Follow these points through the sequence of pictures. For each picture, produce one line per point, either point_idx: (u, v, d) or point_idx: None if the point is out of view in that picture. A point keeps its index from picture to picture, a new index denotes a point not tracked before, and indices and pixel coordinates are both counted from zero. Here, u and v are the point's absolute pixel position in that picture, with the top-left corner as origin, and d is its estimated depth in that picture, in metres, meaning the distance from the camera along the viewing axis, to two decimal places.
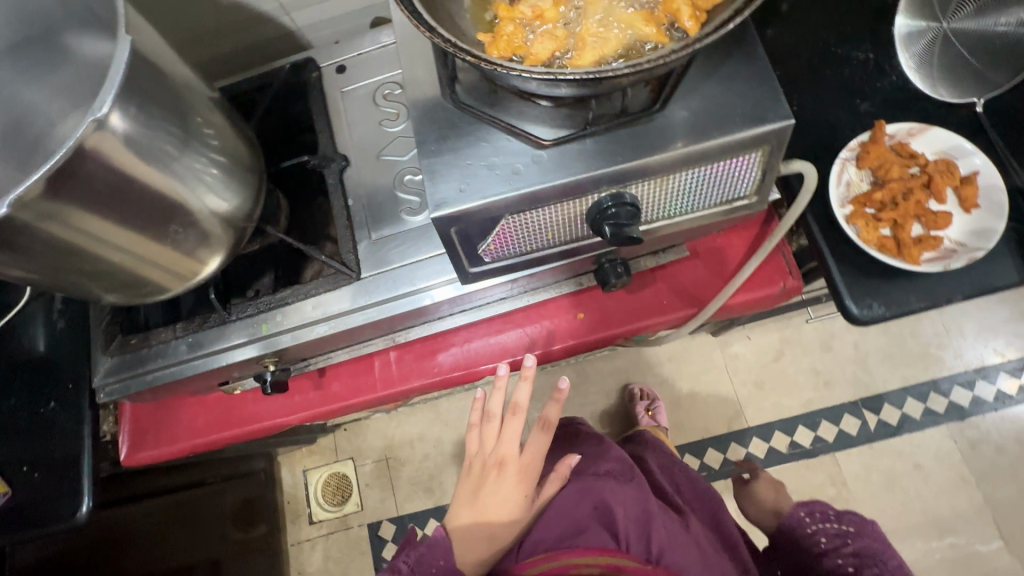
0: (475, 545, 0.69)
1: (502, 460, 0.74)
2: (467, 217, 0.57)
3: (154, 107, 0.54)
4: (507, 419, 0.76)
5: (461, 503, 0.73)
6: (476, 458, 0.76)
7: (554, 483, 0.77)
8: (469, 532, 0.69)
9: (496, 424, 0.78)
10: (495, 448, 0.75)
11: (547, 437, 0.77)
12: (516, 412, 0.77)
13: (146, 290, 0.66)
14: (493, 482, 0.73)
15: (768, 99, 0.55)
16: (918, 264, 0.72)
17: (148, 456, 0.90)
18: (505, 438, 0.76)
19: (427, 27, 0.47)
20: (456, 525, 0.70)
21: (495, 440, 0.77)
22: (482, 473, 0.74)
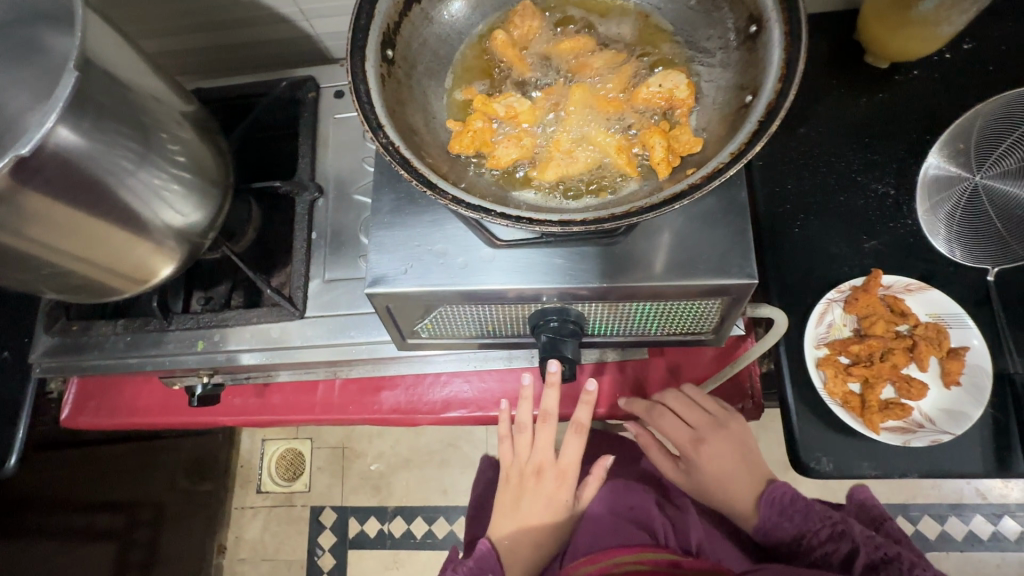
0: (525, 554, 0.71)
1: (539, 468, 0.73)
2: (402, 299, 0.55)
3: (114, 125, 0.53)
4: (539, 427, 0.73)
5: (503, 514, 0.73)
6: (511, 468, 0.75)
7: (592, 486, 0.76)
8: (518, 540, 0.71)
9: (528, 433, 0.74)
10: (531, 456, 0.74)
11: (581, 440, 0.73)
12: (548, 420, 0.72)
13: (91, 294, 0.65)
14: (532, 490, 0.73)
15: (736, 253, 0.52)
16: (877, 431, 0.68)
17: (86, 422, 0.92)
18: (541, 444, 0.73)
19: (375, 124, 0.43)
20: (503, 533, 0.72)
21: (529, 447, 0.74)
22: (521, 481, 0.74)
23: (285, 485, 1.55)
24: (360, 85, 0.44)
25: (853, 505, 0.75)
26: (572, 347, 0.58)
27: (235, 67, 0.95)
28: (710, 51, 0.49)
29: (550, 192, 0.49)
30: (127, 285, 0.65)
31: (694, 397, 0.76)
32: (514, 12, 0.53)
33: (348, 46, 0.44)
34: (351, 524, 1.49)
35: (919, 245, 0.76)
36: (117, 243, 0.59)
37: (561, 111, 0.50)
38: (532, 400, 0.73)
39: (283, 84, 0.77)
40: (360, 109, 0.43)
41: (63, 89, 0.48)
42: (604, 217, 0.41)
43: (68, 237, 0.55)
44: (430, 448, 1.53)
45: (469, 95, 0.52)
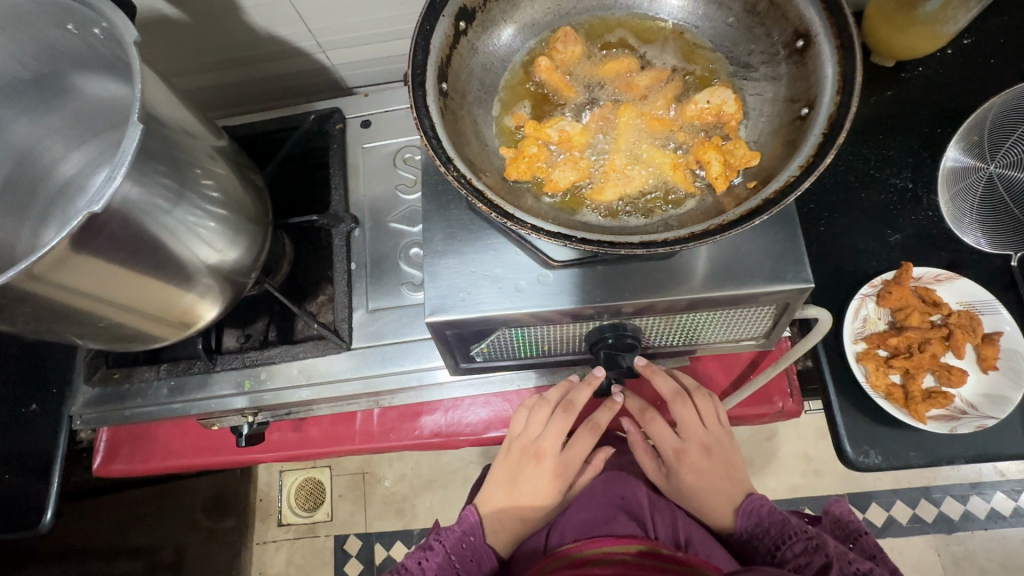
0: (508, 529, 0.73)
1: (540, 453, 0.74)
2: (462, 325, 0.56)
3: (161, 171, 0.53)
4: (558, 413, 0.73)
5: (493, 489, 0.75)
6: (515, 441, 0.76)
7: (587, 473, 0.79)
8: (504, 516, 0.73)
9: (545, 412, 0.74)
10: (538, 438, 0.74)
11: (591, 438, 0.76)
12: (569, 410, 0.73)
13: (137, 341, 0.64)
14: (531, 472, 0.74)
15: (789, 258, 0.53)
16: (924, 421, 0.69)
17: (119, 469, 0.90)
18: (551, 432, 0.74)
19: (444, 158, 0.44)
20: (491, 507, 0.74)
21: (540, 429, 0.75)
22: (520, 461, 0.75)
23: (307, 516, 1.52)
24: (424, 120, 0.44)
25: (829, 520, 0.68)
26: (629, 359, 0.60)
27: (249, 101, 0.95)
28: (754, 67, 0.51)
29: (608, 210, 0.50)
30: (167, 330, 0.65)
31: (700, 415, 0.74)
32: (556, 39, 0.54)
33: (409, 82, 0.45)
34: (377, 551, 1.47)
35: (941, 236, 0.78)
36: (166, 289, 0.59)
37: (612, 133, 0.51)
38: (565, 387, 0.75)
39: (311, 117, 0.77)
40: (428, 144, 0.43)
41: (129, 141, 0.49)
42: (676, 235, 0.42)
43: (123, 287, 0.54)
44: (452, 467, 1.53)
45: (518, 120, 0.53)
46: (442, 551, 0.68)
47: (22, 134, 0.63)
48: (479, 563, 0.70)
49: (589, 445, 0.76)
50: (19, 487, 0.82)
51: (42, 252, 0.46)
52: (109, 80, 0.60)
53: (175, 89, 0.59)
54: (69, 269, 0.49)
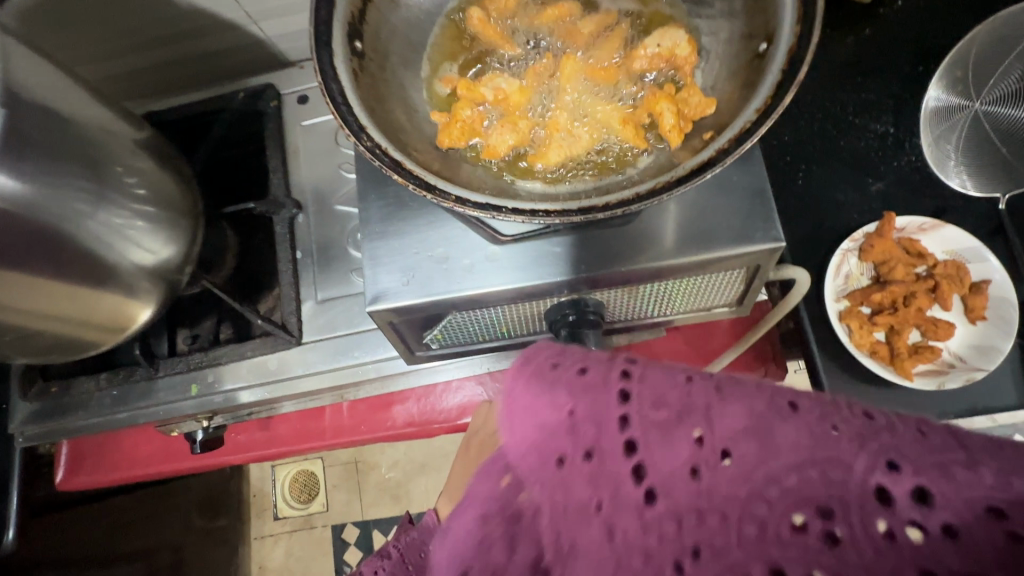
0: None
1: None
2: (408, 311, 0.51)
3: (53, 161, 0.47)
4: None
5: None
6: None
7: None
8: None
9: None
10: None
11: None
12: None
13: (63, 350, 0.59)
14: None
15: (759, 215, 0.49)
16: (909, 378, 0.66)
17: (84, 482, 0.86)
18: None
19: (356, 126, 0.38)
20: None
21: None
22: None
23: (302, 509, 1.51)
24: (331, 84, 0.39)
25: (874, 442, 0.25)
26: (594, 337, 0.55)
27: (184, 84, 0.88)
28: (708, 2, 0.45)
29: (555, 176, 0.45)
30: (96, 337, 0.60)
31: None
32: None
33: (312, 40, 0.39)
34: (375, 537, 1.46)
35: (926, 182, 0.74)
36: (86, 295, 0.54)
37: (554, 88, 0.46)
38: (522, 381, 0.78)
39: (241, 96, 0.71)
40: (335, 112, 0.38)
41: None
42: (623, 196, 0.37)
43: (29, 295, 0.50)
44: (444, 450, 1.50)
45: (451, 82, 0.48)
46: None
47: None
48: None
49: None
50: None
51: None
52: None
53: (75, 71, 0.53)
54: None
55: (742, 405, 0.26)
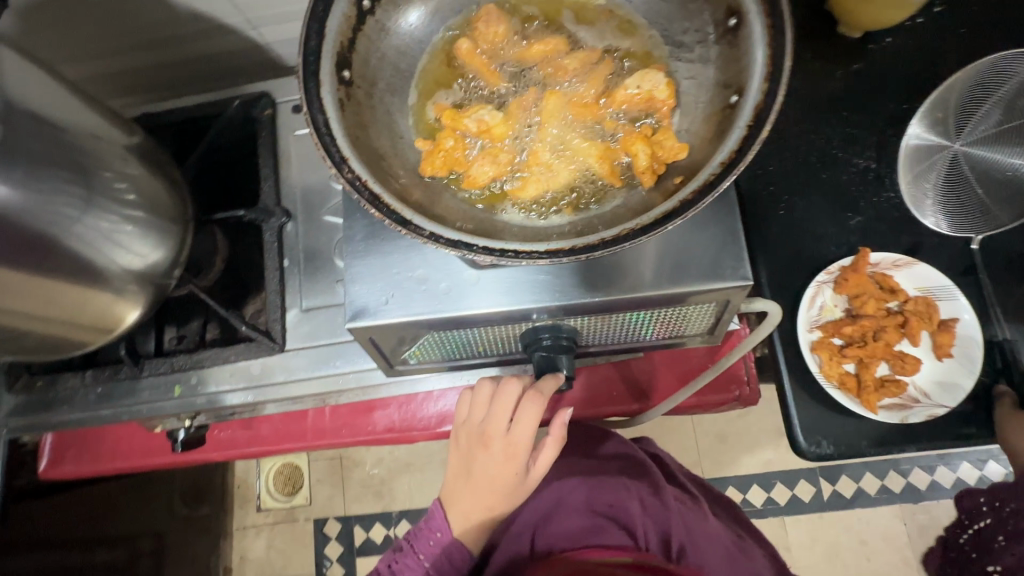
0: (474, 522, 0.71)
1: (487, 437, 0.69)
2: (386, 329, 0.53)
3: (42, 169, 0.48)
4: (497, 393, 0.70)
5: (454, 486, 0.72)
6: (462, 429, 0.73)
7: (550, 449, 0.72)
8: (469, 508, 0.71)
9: (489, 389, 0.70)
10: (482, 423, 0.70)
11: (538, 408, 0.67)
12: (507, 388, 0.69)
13: (49, 349, 0.60)
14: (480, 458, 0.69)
15: (729, 253, 0.50)
16: (874, 411, 0.69)
17: (68, 471, 0.88)
18: (494, 414, 0.69)
19: (338, 158, 0.40)
20: (454, 504, 0.72)
21: (485, 412, 0.71)
22: (470, 447, 0.71)
23: (286, 502, 1.52)
24: (316, 116, 0.40)
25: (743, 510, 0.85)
26: (567, 361, 0.57)
27: (181, 84, 0.89)
28: (688, 47, 0.47)
29: (534, 208, 0.46)
30: (82, 337, 0.61)
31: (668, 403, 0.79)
32: (479, 19, 0.50)
33: (298, 69, 0.41)
34: (356, 533, 1.48)
35: (904, 219, 0.75)
36: (76, 293, 0.55)
37: (536, 122, 0.47)
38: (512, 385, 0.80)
39: (236, 103, 0.71)
40: (319, 143, 0.39)
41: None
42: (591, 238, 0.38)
43: (24, 295, 0.51)
44: (429, 449, 1.52)
45: (437, 109, 0.49)
46: (411, 551, 0.75)
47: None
48: (450, 556, 0.73)
49: (537, 416, 0.67)
50: None
51: None
52: None
53: (70, 80, 0.54)
54: None
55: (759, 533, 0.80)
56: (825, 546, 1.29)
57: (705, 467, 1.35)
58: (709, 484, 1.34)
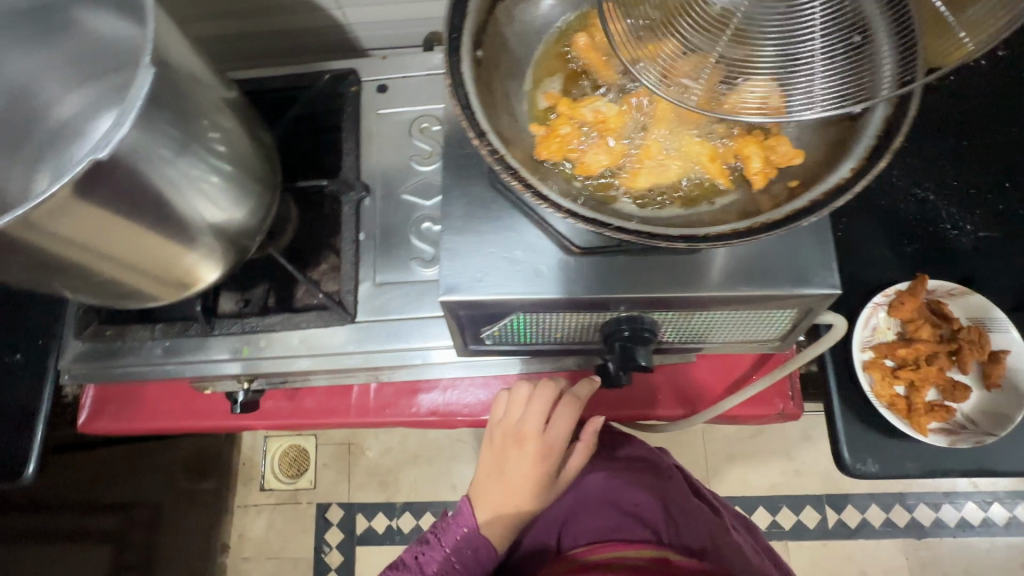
0: (502, 519, 0.74)
1: (523, 437, 0.74)
2: (476, 306, 0.54)
3: (169, 120, 0.49)
4: (534, 397, 0.75)
5: (484, 483, 0.75)
6: (497, 429, 0.76)
7: (578, 453, 0.78)
8: (499, 503, 0.73)
9: (525, 392, 0.76)
10: (517, 424, 0.74)
11: (572, 413, 0.75)
12: (546, 390, 0.75)
13: (133, 297, 0.61)
14: (514, 457, 0.74)
15: (818, 263, 0.52)
16: (924, 433, 0.70)
17: (105, 427, 0.88)
18: (530, 415, 0.74)
19: (478, 132, 0.42)
20: (485, 498, 0.74)
21: (521, 412, 0.75)
22: (504, 446, 0.75)
23: (290, 483, 1.51)
24: (459, 91, 0.42)
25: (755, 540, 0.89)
26: (644, 355, 0.58)
27: (255, 55, 0.90)
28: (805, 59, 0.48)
29: (646, 200, 0.47)
30: (166, 290, 0.62)
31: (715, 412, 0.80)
32: (596, 14, 0.52)
33: (444, 45, 0.43)
34: (359, 521, 1.47)
35: (956, 251, 0.77)
36: (168, 247, 0.56)
37: (649, 117, 0.49)
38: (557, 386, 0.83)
39: (326, 77, 0.73)
40: (464, 116, 0.41)
41: (141, 83, 0.47)
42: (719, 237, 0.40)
43: (127, 242, 0.52)
44: (439, 443, 1.52)
45: (549, 97, 0.51)
46: (438, 544, 0.75)
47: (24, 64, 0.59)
48: (476, 551, 0.73)
49: (571, 421, 0.74)
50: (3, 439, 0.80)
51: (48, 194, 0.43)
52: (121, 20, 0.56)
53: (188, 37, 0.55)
54: (71, 220, 0.46)
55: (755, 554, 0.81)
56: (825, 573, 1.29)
57: (712, 484, 1.36)
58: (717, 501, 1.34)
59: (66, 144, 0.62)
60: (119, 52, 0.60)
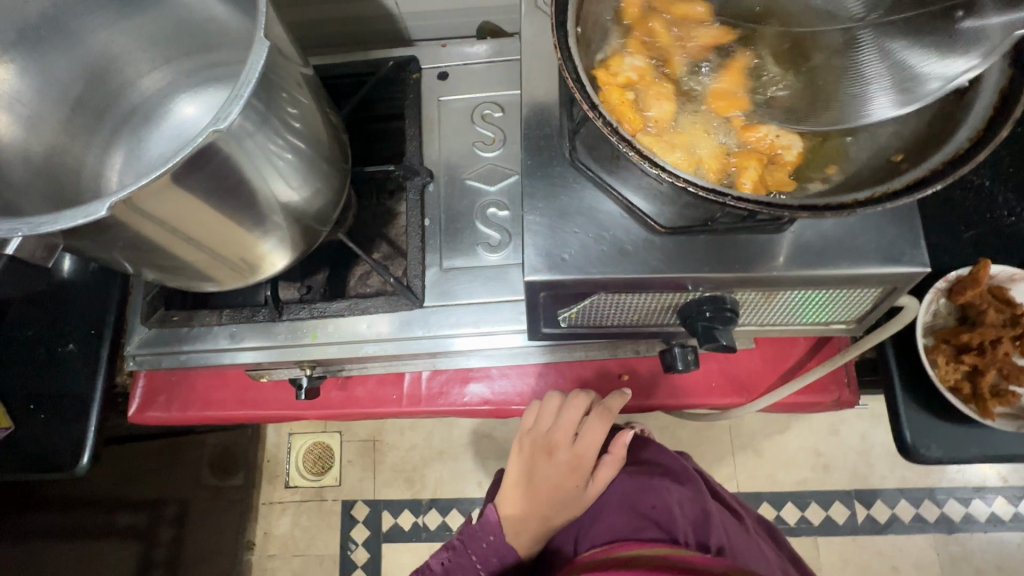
0: (529, 528, 0.71)
1: (553, 446, 0.72)
2: (560, 286, 0.54)
3: (269, 95, 0.49)
4: (566, 406, 0.74)
5: (511, 490, 0.73)
6: (527, 436, 0.74)
7: (610, 466, 0.73)
8: (525, 512, 0.71)
9: (557, 400, 0.75)
10: (548, 432, 0.73)
11: (604, 425, 0.73)
12: (580, 398, 0.74)
13: (208, 280, 0.61)
14: (544, 466, 0.72)
15: (906, 240, 0.52)
16: (991, 418, 0.70)
17: (156, 417, 0.87)
18: (563, 422, 0.73)
19: (589, 103, 0.43)
20: (510, 506, 0.72)
21: (551, 421, 0.74)
22: (533, 455, 0.73)
23: (315, 480, 1.49)
24: (569, 64, 0.44)
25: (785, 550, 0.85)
26: (727, 334, 0.56)
27: (301, 45, 0.90)
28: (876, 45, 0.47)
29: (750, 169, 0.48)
30: (237, 276, 0.62)
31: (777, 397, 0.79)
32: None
33: (552, 24, 0.45)
34: (384, 518, 1.45)
35: (1016, 236, 0.77)
36: (249, 232, 0.56)
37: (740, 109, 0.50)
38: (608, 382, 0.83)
39: (389, 63, 0.74)
40: (578, 89, 0.43)
41: (256, 59, 0.46)
42: (839, 210, 0.41)
43: (214, 225, 0.52)
44: (463, 441, 1.50)
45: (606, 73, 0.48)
46: (463, 550, 0.71)
47: (114, 44, 0.64)
48: (500, 558, 0.71)
49: (601, 434, 0.72)
50: (52, 428, 0.78)
51: (156, 173, 0.42)
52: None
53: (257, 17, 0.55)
54: (177, 196, 0.45)
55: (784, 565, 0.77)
56: (857, 569, 1.28)
57: (742, 480, 1.35)
58: (747, 496, 1.34)
59: (143, 128, 0.72)
60: (208, 37, 0.65)
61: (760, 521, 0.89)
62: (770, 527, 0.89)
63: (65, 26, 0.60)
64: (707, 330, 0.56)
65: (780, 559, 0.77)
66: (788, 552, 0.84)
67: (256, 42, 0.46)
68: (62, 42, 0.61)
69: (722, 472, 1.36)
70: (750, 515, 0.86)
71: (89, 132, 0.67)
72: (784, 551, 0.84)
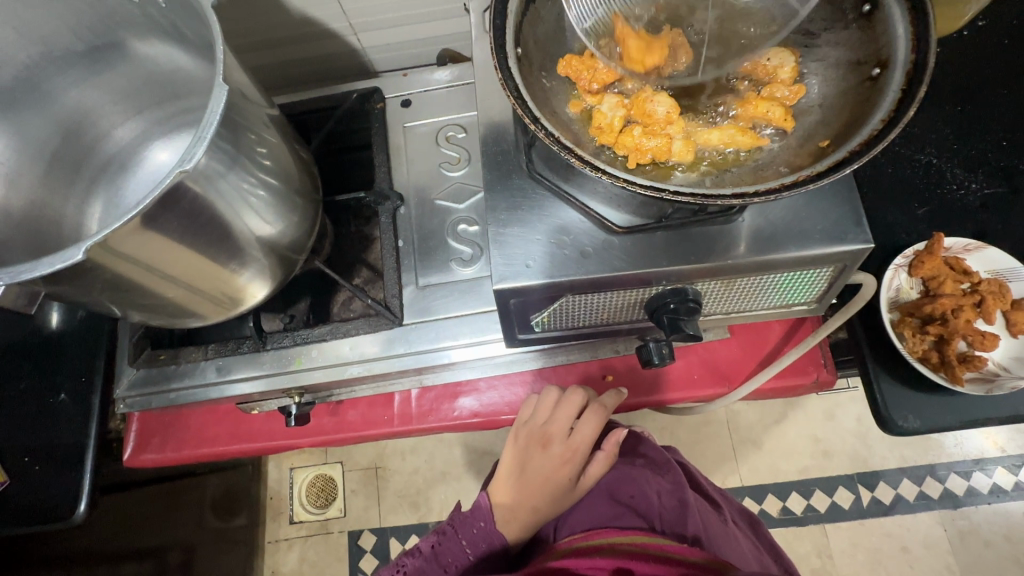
0: (520, 518, 0.71)
1: (548, 438, 0.74)
2: (527, 292, 0.57)
3: (235, 135, 0.52)
4: (565, 399, 0.77)
5: (504, 479, 0.74)
6: (522, 429, 0.77)
7: (601, 461, 0.76)
8: (516, 500, 0.72)
9: (553, 396, 0.78)
10: (545, 424, 0.75)
11: (599, 418, 0.76)
12: (576, 391, 0.77)
13: (187, 316, 0.63)
14: (538, 458, 0.73)
15: (849, 220, 0.55)
16: (961, 384, 0.72)
17: (151, 459, 0.88)
18: (558, 416, 0.75)
19: (531, 117, 0.47)
20: (501, 497, 0.73)
21: (548, 415, 0.77)
22: (528, 447, 0.75)
23: (319, 513, 1.49)
24: (509, 84, 0.47)
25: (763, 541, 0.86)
26: (693, 325, 0.59)
27: (270, 86, 0.94)
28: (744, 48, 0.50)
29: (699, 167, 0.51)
30: (220, 309, 0.64)
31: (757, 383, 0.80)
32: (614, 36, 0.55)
33: (492, 48, 0.49)
34: (392, 545, 1.44)
35: (968, 209, 0.80)
36: (225, 268, 0.58)
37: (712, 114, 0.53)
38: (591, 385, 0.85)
39: (353, 95, 0.78)
40: (519, 105, 0.46)
41: (216, 103, 0.48)
42: (768, 196, 0.44)
43: (190, 262, 0.54)
44: (467, 459, 1.50)
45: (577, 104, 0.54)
46: (454, 535, 0.70)
47: (84, 100, 0.68)
48: (490, 543, 0.70)
49: (596, 429, 0.75)
50: (47, 478, 0.79)
51: (130, 214, 0.45)
52: (176, 48, 0.61)
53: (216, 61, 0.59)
54: (152, 236, 0.48)
55: (761, 553, 0.79)
56: (867, 553, 1.29)
57: (743, 473, 1.36)
58: (750, 489, 1.34)
59: (121, 175, 0.74)
60: (174, 86, 0.69)
61: (743, 513, 0.90)
62: (754, 519, 0.90)
63: (39, 86, 0.64)
64: (674, 325, 0.59)
65: (757, 550, 0.79)
66: (767, 542, 0.86)
67: (215, 86, 0.48)
68: (37, 100, 0.65)
69: (723, 468, 1.37)
70: (730, 508, 0.88)
71: (69, 183, 0.69)
72: (762, 540, 0.85)
